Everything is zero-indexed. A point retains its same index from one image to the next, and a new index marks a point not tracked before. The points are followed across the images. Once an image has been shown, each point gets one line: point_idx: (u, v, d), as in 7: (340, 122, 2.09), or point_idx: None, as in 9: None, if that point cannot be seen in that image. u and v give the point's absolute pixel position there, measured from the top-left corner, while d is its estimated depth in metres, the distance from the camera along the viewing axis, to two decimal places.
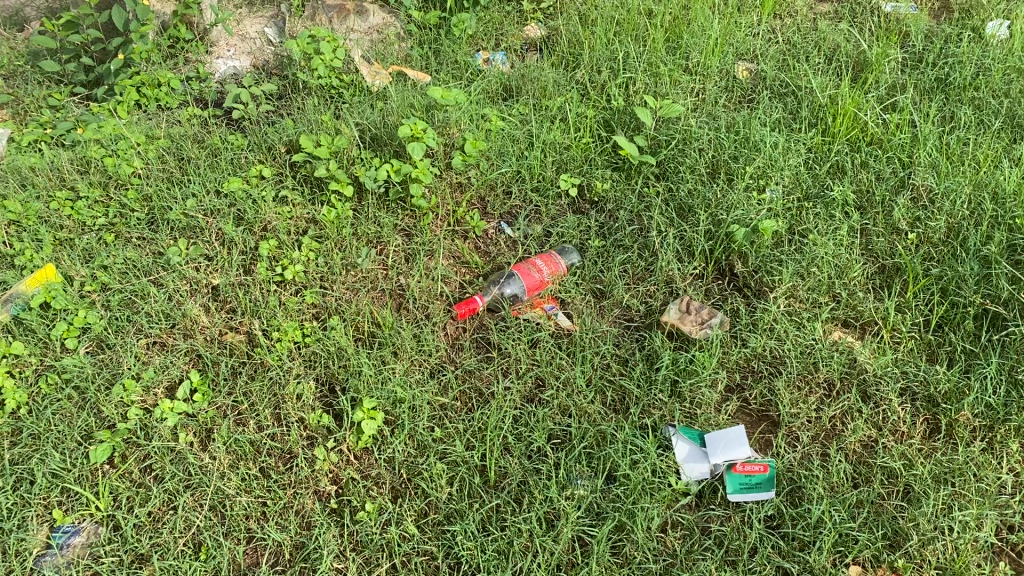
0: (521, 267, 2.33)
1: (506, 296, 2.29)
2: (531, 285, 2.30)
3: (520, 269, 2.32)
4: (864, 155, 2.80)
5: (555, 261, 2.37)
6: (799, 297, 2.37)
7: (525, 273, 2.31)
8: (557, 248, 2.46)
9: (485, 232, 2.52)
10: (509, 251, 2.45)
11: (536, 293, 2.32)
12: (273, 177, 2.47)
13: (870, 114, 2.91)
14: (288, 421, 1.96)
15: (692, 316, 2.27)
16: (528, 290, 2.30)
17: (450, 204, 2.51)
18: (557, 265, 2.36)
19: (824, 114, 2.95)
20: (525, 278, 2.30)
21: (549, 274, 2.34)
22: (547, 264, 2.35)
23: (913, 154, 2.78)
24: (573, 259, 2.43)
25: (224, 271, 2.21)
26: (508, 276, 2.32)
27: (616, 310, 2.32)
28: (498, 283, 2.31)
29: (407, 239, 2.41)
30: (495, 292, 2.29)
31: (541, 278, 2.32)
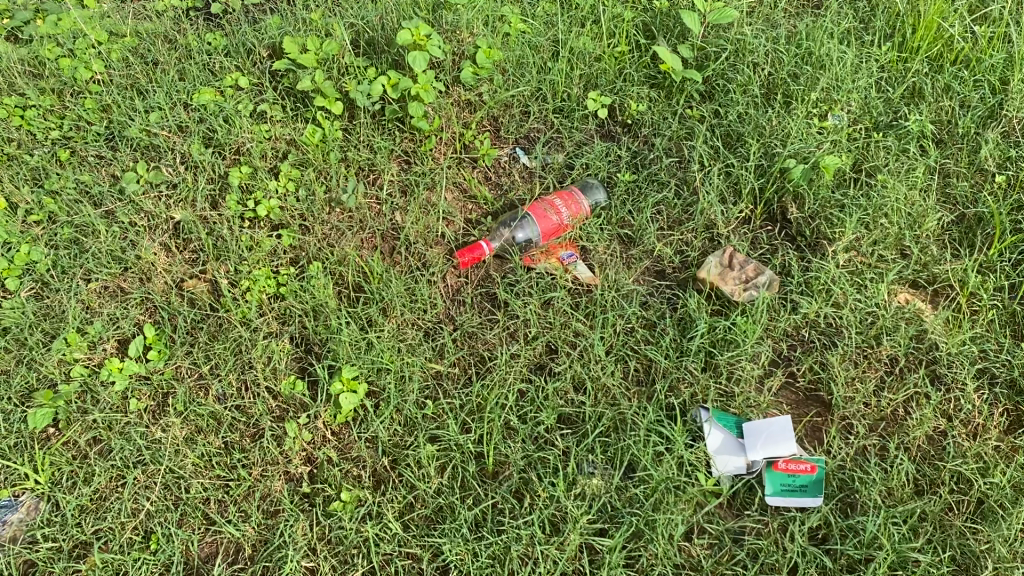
0: (536, 206, 2.00)
1: (517, 241, 1.98)
2: (546, 229, 1.98)
3: (535, 210, 2.00)
4: (949, 76, 2.38)
5: (577, 199, 2.04)
6: (861, 252, 2.02)
7: (540, 214, 1.98)
8: (584, 182, 2.11)
9: (498, 160, 2.18)
10: (525, 187, 2.12)
11: (554, 238, 2.01)
12: (253, 88, 2.12)
13: (960, 25, 2.47)
14: (256, 390, 1.68)
15: (735, 271, 1.95)
16: (543, 236, 1.98)
17: (459, 125, 2.16)
18: (580, 204, 2.03)
19: (902, 25, 2.52)
20: (539, 221, 1.98)
21: (570, 214, 2.01)
22: (568, 203, 2.02)
23: (1007, 78, 2.36)
24: (598, 195, 2.09)
25: (189, 205, 1.90)
26: (521, 218, 2.00)
27: (645, 261, 1.99)
28: (510, 227, 2.00)
29: (406, 168, 2.10)
30: (505, 238, 1.99)
31: (559, 220, 2.00)
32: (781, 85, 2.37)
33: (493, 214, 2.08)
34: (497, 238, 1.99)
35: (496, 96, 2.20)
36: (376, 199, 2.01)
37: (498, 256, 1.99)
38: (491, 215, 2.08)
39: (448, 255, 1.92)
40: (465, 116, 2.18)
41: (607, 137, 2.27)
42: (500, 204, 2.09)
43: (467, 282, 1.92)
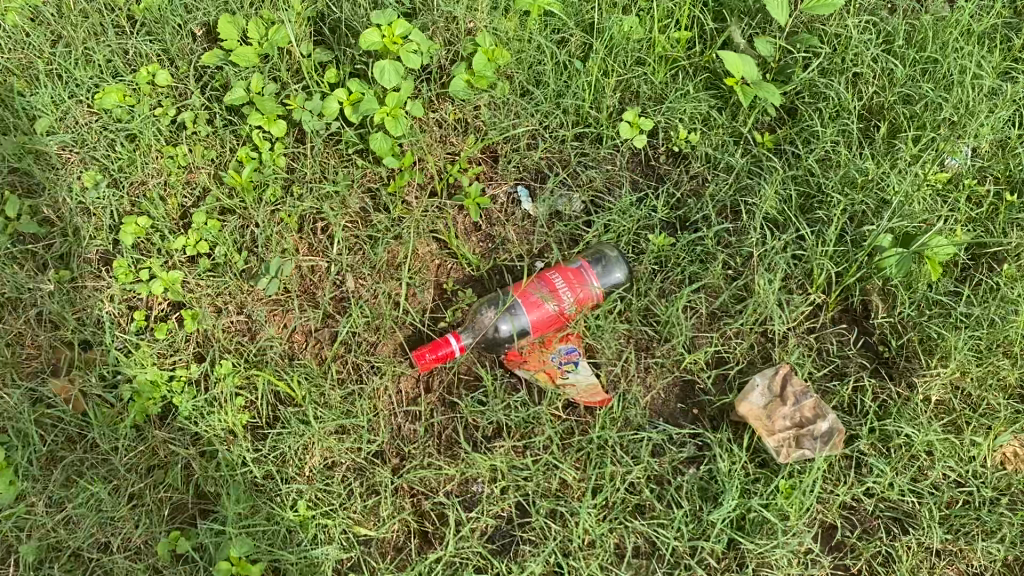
0: (528, 288, 1.49)
1: (498, 334, 1.48)
2: (537, 320, 1.48)
3: (525, 293, 1.49)
4: None
5: (584, 278, 1.52)
6: (966, 387, 1.49)
7: (531, 301, 1.47)
8: (598, 248, 1.58)
9: (494, 201, 1.65)
10: (523, 248, 1.61)
11: (550, 330, 1.51)
12: (174, 89, 1.60)
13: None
14: (125, 555, 1.28)
15: (788, 405, 1.46)
16: (533, 329, 1.48)
17: (444, 156, 1.64)
18: (587, 286, 1.52)
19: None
20: (529, 310, 1.47)
21: (572, 300, 1.50)
22: (570, 284, 1.50)
23: None
24: (614, 271, 1.56)
25: (69, 269, 1.44)
26: (507, 302, 1.49)
27: (668, 374, 1.53)
28: (491, 312, 1.50)
29: (366, 211, 1.58)
30: (483, 328, 1.49)
31: (556, 309, 1.49)
32: (886, 110, 1.76)
33: (476, 284, 1.59)
34: (472, 328, 1.50)
35: (496, 115, 1.65)
36: (322, 262, 1.53)
37: (472, 352, 1.50)
38: (474, 284, 1.59)
39: (406, 357, 1.45)
40: (454, 140, 1.64)
41: (642, 173, 1.71)
42: (485, 272, 1.59)
43: (427, 394, 1.46)
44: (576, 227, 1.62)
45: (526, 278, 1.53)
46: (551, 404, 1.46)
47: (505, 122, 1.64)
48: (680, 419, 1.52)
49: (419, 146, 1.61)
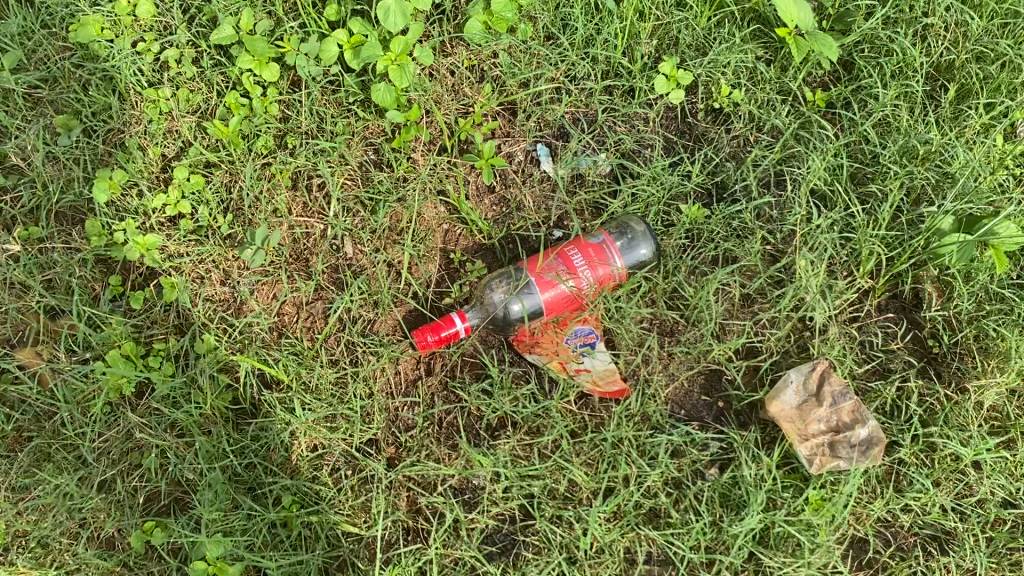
0: (542, 263, 1.34)
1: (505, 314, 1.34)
2: (550, 300, 1.32)
3: (539, 269, 1.34)
4: None
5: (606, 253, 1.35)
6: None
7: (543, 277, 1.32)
8: (626, 225, 1.42)
9: (509, 158, 1.49)
10: (540, 216, 1.46)
11: (565, 311, 1.36)
12: (156, 21, 1.41)
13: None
14: (96, 547, 1.20)
15: (824, 406, 1.32)
16: (544, 308, 1.33)
17: (456, 108, 1.47)
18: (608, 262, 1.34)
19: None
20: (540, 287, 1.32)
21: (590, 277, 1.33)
22: (589, 260, 1.34)
23: None
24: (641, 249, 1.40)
25: (38, 227, 1.31)
26: (519, 280, 1.35)
27: (692, 363, 1.40)
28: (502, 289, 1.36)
29: (367, 168, 1.43)
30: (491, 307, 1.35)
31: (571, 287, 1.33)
32: (956, 69, 1.56)
33: (485, 254, 1.45)
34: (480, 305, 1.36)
35: (517, 63, 1.47)
36: (318, 225, 1.40)
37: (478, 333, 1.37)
38: (484, 253, 1.45)
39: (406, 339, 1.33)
40: (467, 90, 1.47)
41: (677, 131, 1.53)
42: (497, 241, 1.45)
43: (428, 378, 1.34)
44: (602, 195, 1.46)
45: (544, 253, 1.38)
46: (564, 396, 1.33)
47: (526, 71, 1.47)
48: (705, 414, 1.38)
49: (428, 97, 1.44)
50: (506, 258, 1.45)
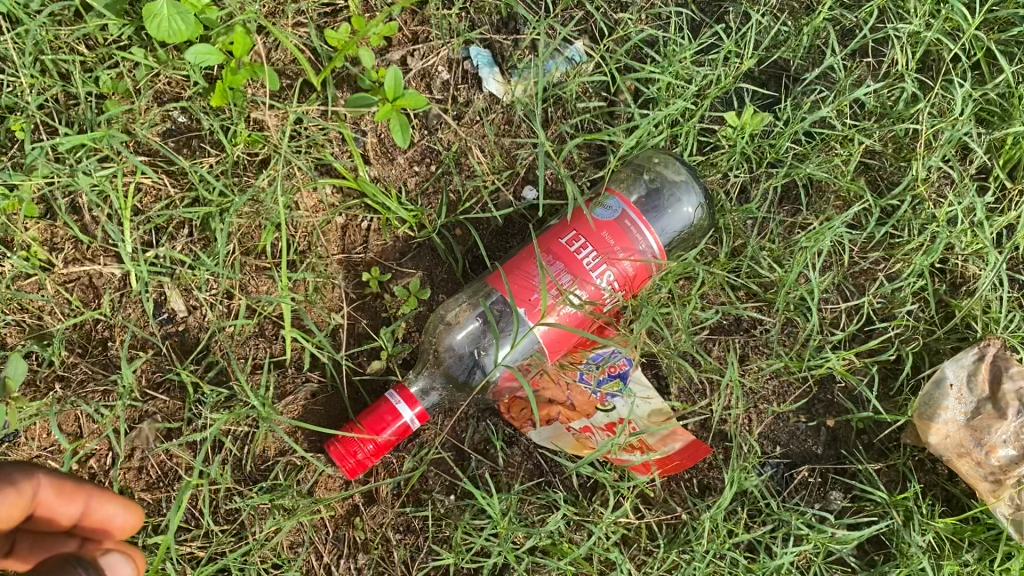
0: (523, 271, 0.76)
1: (481, 367, 0.77)
2: (553, 336, 0.76)
3: (524, 282, 0.76)
4: None
5: (632, 228, 0.75)
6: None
7: (531, 301, 0.75)
8: (657, 159, 0.83)
9: (422, 79, 0.86)
10: (498, 175, 0.85)
11: (576, 341, 0.79)
12: None
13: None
14: None
15: (1010, 419, 0.82)
16: (547, 349, 0.77)
17: (315, 11, 0.82)
18: (640, 243, 0.75)
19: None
20: (530, 318, 0.75)
21: (612, 276, 0.76)
22: (604, 249, 0.75)
23: None
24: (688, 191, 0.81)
25: None
26: (496, 304, 0.78)
27: (788, 379, 0.87)
28: (468, 324, 0.79)
29: (178, 156, 0.79)
30: (453, 361, 0.78)
31: (584, 303, 0.76)
32: None
33: (421, 257, 0.85)
34: (434, 357, 0.79)
35: None
36: (112, 271, 0.78)
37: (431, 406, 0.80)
38: (419, 254, 0.85)
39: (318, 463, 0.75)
40: None
41: None
42: (434, 233, 0.84)
43: (369, 509, 0.79)
44: (596, 121, 0.86)
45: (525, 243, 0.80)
46: (602, 501, 0.81)
47: None
48: (818, 452, 0.87)
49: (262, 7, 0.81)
50: (453, 258, 0.85)
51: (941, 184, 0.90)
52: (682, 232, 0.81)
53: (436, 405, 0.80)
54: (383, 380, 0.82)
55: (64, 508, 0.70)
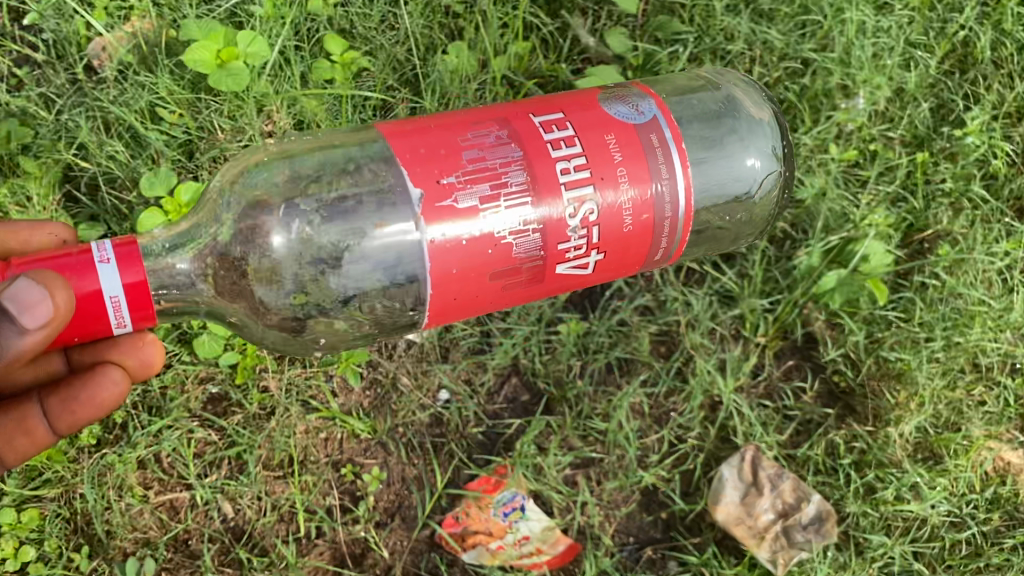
0: (414, 138, 0.91)
1: (287, 290, 0.89)
2: (458, 262, 0.89)
3: (370, 198, 0.90)
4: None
5: (648, 136, 0.96)
6: (951, 407, 1.38)
7: (438, 188, 0.88)
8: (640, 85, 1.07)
9: None
10: (420, 389, 1.34)
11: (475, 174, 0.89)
12: None
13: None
14: None
15: (766, 494, 1.30)
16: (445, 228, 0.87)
17: None
18: (654, 157, 0.95)
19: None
20: (427, 212, 0.87)
21: (595, 217, 0.92)
22: (593, 154, 0.93)
23: None
24: (727, 118, 1.11)
25: None
26: (332, 198, 0.91)
27: (627, 490, 1.33)
28: (278, 210, 0.90)
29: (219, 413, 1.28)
30: (263, 231, 0.89)
31: (533, 249, 0.91)
32: (771, 86, 1.50)
33: (379, 449, 1.31)
34: (189, 236, 0.93)
35: None
36: (187, 494, 1.25)
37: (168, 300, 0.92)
38: (376, 449, 1.31)
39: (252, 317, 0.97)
40: None
41: None
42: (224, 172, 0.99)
43: None
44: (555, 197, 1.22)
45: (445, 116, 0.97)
46: None
47: None
48: (656, 535, 1.32)
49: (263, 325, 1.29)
50: (214, 180, 1.00)
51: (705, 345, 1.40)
52: (772, 180, 1.13)
53: (195, 291, 0.92)
54: (170, 245, 0.92)
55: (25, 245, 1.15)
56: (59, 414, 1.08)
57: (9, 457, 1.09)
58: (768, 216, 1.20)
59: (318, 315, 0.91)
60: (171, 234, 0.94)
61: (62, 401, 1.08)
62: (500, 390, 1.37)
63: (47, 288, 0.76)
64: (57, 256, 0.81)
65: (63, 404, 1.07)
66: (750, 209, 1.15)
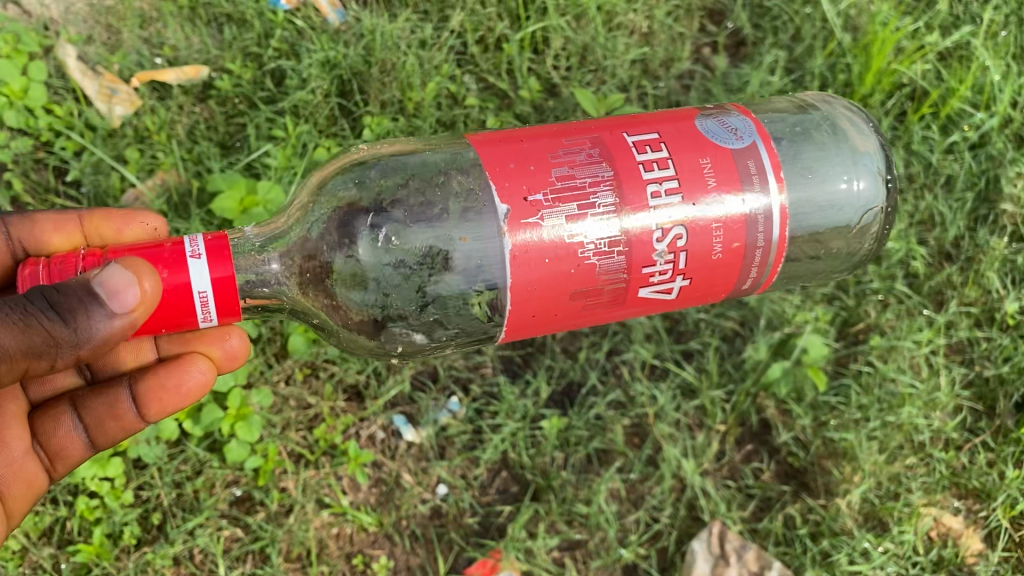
0: (507, 156, 1.09)
1: (372, 291, 1.07)
2: (539, 278, 1.07)
3: (458, 207, 1.08)
4: (937, 141, 1.77)
5: (745, 163, 1.14)
6: (890, 477, 1.56)
7: (532, 199, 1.06)
8: (739, 109, 1.25)
9: (369, 439, 1.54)
10: (421, 484, 1.52)
11: (565, 188, 1.08)
12: None
13: (912, 52, 1.82)
14: None
15: (733, 565, 1.47)
16: (535, 241, 1.06)
17: (306, 417, 1.51)
18: (750, 182, 1.13)
19: (847, 49, 1.83)
20: (512, 224, 1.05)
21: (682, 243, 1.11)
22: (685, 178, 1.11)
23: (1005, 131, 1.77)
24: (831, 151, 1.24)
25: None
26: (423, 208, 1.09)
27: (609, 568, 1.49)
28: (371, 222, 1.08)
29: (243, 511, 1.46)
30: (358, 235, 1.07)
31: (620, 267, 1.10)
32: None
33: (387, 540, 1.48)
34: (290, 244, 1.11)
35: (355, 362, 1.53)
36: None
37: (257, 296, 1.10)
38: (384, 540, 1.48)
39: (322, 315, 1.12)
40: (310, 399, 1.51)
41: (510, 348, 1.61)
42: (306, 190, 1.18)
43: None
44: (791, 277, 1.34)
45: (543, 134, 1.15)
46: None
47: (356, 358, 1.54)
48: None
49: (282, 434, 1.49)
50: (306, 185, 1.20)
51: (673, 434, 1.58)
52: (872, 214, 1.27)
53: (282, 285, 1.11)
54: (265, 251, 1.11)
55: (108, 227, 1.42)
56: (148, 401, 1.27)
57: (102, 439, 1.29)
58: (865, 250, 1.34)
59: (397, 317, 1.10)
60: (268, 240, 1.13)
61: (151, 389, 1.27)
62: (492, 483, 1.54)
63: (135, 275, 0.94)
64: (155, 251, 0.98)
65: (151, 391, 1.26)
66: (848, 241, 1.29)
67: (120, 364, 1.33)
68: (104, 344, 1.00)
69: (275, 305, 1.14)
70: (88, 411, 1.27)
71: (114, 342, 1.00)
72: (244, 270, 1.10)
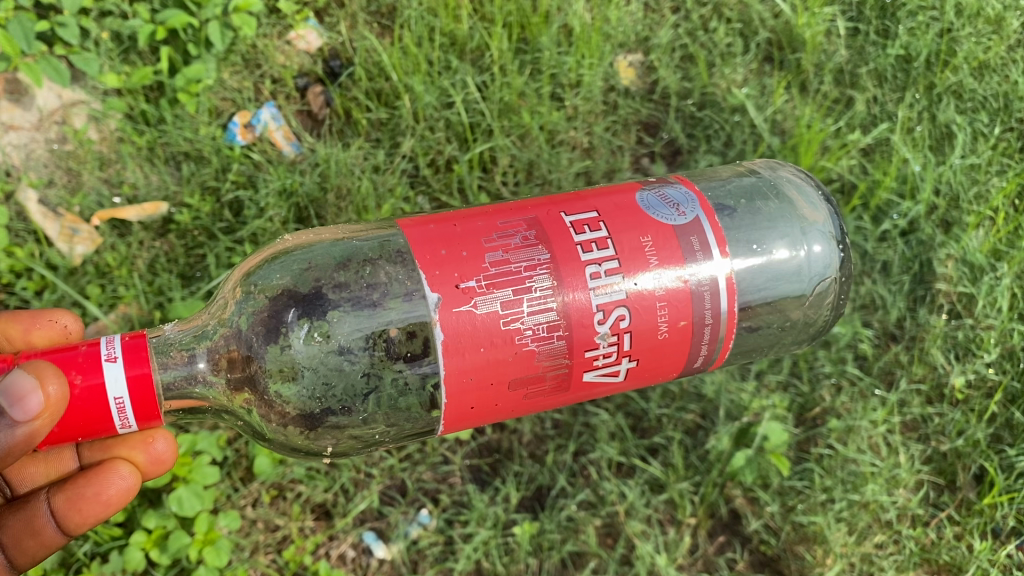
0: (440, 245, 1.14)
1: (305, 384, 1.11)
2: (476, 365, 1.11)
3: (391, 296, 1.13)
4: (871, 229, 1.86)
5: (689, 239, 1.20)
6: (862, 558, 1.58)
7: (467, 287, 1.11)
8: (683, 184, 1.32)
9: (340, 557, 1.53)
10: None
11: (501, 274, 1.13)
12: None
13: (837, 149, 1.93)
14: None
15: None
16: (469, 329, 1.09)
17: (274, 540, 1.51)
18: (693, 257, 1.19)
19: (776, 150, 1.93)
20: (442, 313, 1.09)
21: (625, 324, 1.16)
22: (623, 258, 1.17)
23: (933, 216, 1.87)
24: (781, 223, 1.31)
25: None
26: (354, 299, 1.13)
27: None
28: (302, 318, 1.11)
29: None
30: (289, 329, 1.10)
31: (561, 354, 1.14)
32: None
33: None
34: (217, 340, 1.15)
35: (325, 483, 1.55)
36: None
37: (180, 395, 1.14)
38: None
39: (258, 420, 1.16)
40: (279, 521, 1.52)
41: (478, 455, 1.63)
42: (235, 280, 1.22)
43: None
44: (754, 352, 1.40)
45: (481, 217, 1.21)
46: None
47: (326, 478, 1.55)
48: None
49: (250, 559, 1.49)
50: (229, 281, 1.24)
51: (645, 531, 1.58)
52: (826, 284, 1.34)
53: (211, 384, 1.15)
54: (192, 349, 1.15)
55: (14, 328, 1.45)
56: (66, 513, 1.29)
57: (21, 557, 1.31)
58: (823, 319, 1.41)
59: (334, 410, 1.13)
60: (195, 337, 1.17)
61: (68, 500, 1.30)
62: None
63: (38, 381, 0.96)
64: (69, 355, 1.01)
65: (69, 502, 1.29)
66: (805, 309, 1.36)
67: (39, 476, 1.38)
68: (16, 450, 1.03)
69: (202, 403, 1.17)
70: (4, 530, 1.29)
71: (20, 450, 1.03)
72: (171, 368, 1.14)
